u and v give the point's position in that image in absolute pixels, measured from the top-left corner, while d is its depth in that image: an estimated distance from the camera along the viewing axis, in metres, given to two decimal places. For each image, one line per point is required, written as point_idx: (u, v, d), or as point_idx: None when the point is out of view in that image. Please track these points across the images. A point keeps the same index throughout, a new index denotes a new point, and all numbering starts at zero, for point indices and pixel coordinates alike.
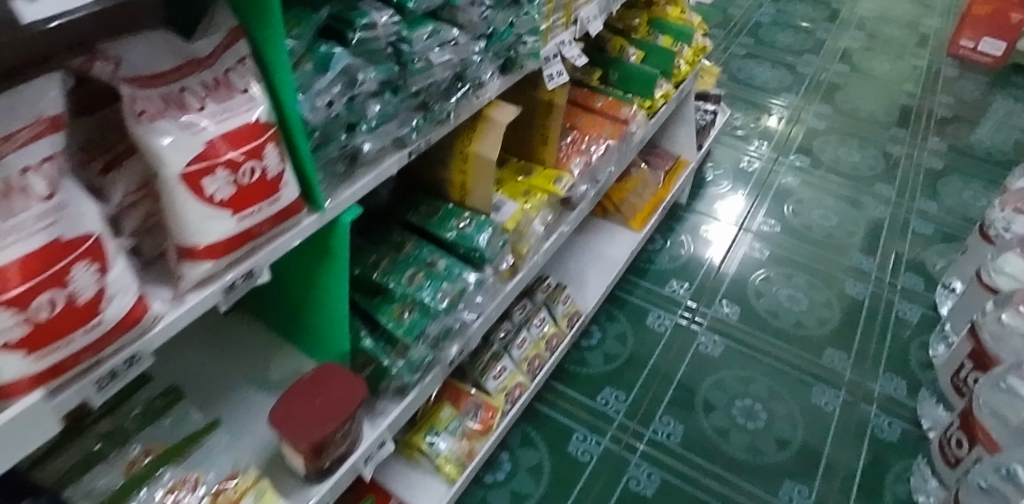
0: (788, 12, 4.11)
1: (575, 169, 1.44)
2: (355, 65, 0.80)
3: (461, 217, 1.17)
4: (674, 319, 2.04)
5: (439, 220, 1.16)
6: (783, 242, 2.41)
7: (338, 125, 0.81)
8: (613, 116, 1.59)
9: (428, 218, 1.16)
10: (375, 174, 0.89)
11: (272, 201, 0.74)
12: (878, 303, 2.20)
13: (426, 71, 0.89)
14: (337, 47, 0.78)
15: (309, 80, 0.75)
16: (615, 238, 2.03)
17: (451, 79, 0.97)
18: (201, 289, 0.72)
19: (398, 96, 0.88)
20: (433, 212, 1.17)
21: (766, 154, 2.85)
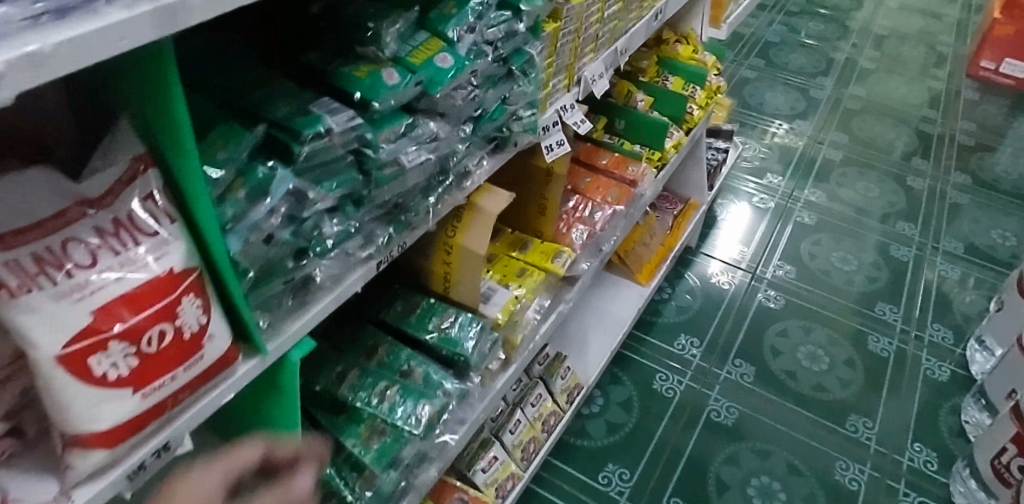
0: (800, 30, 3.93)
1: (575, 243, 1.29)
2: (305, 183, 0.65)
3: (444, 315, 1.02)
4: (682, 382, 1.88)
5: (417, 319, 1.01)
6: (800, 289, 2.22)
7: (283, 254, 0.65)
8: (619, 175, 1.44)
9: (406, 318, 1.01)
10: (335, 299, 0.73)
11: (190, 363, 0.59)
12: (904, 361, 2.03)
13: (397, 177, 0.74)
14: (278, 166, 0.62)
15: (241, 212, 0.59)
16: (619, 294, 1.88)
17: (431, 174, 0.83)
18: (96, 480, 0.57)
19: (361, 208, 0.73)
20: (411, 309, 1.03)
21: (780, 188, 2.68)
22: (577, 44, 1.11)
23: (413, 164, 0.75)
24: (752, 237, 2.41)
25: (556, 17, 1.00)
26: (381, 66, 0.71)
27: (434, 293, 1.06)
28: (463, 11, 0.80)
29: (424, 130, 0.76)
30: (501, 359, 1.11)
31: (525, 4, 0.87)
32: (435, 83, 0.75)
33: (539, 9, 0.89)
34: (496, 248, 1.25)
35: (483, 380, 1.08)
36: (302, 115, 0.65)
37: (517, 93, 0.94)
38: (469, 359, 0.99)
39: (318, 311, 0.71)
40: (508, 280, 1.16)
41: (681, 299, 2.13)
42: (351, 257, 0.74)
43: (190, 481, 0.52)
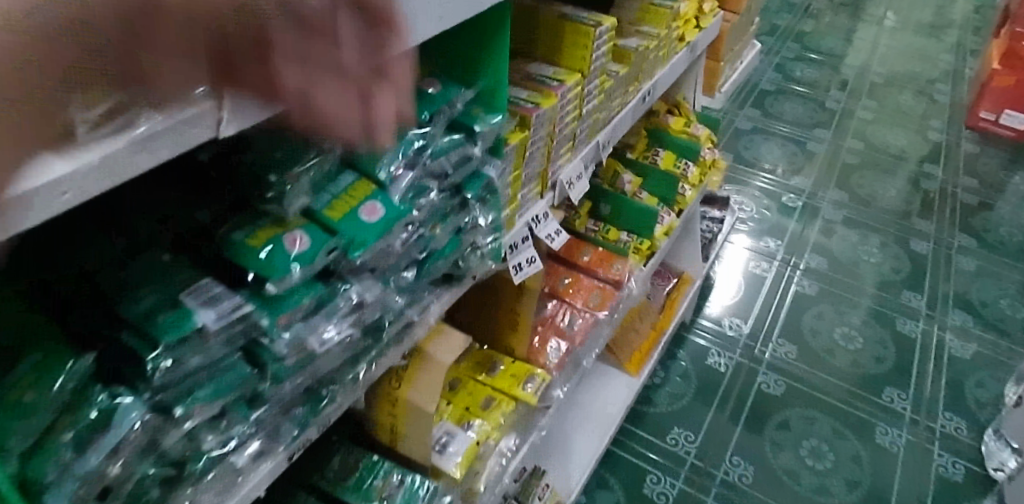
0: (796, 78, 3.78)
1: (551, 361, 1.14)
2: (168, 401, 0.49)
3: (388, 476, 0.86)
4: (675, 485, 1.72)
5: (355, 483, 0.85)
6: (801, 372, 2.06)
7: (146, 490, 0.50)
8: (602, 275, 1.28)
9: (342, 483, 0.85)
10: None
11: None
12: (914, 457, 1.87)
13: (304, 366, 0.58)
14: (127, 395, 0.47)
15: (65, 466, 0.43)
16: (607, 387, 1.71)
17: (362, 339, 0.67)
18: None
19: (252, 410, 0.56)
20: (349, 470, 0.86)
21: (778, 254, 2.52)
22: (550, 147, 0.96)
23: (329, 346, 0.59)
24: (749, 310, 2.25)
25: (524, 126, 0.86)
26: (284, 229, 0.56)
27: (381, 444, 0.90)
28: (400, 144, 0.65)
29: (347, 299, 0.61)
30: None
31: (479, 125, 0.73)
32: (357, 246, 0.59)
33: (496, 128, 0.75)
34: (461, 370, 1.09)
35: None
36: (167, 309, 0.49)
37: (473, 222, 0.79)
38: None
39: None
40: (470, 417, 1.00)
41: (674, 384, 1.97)
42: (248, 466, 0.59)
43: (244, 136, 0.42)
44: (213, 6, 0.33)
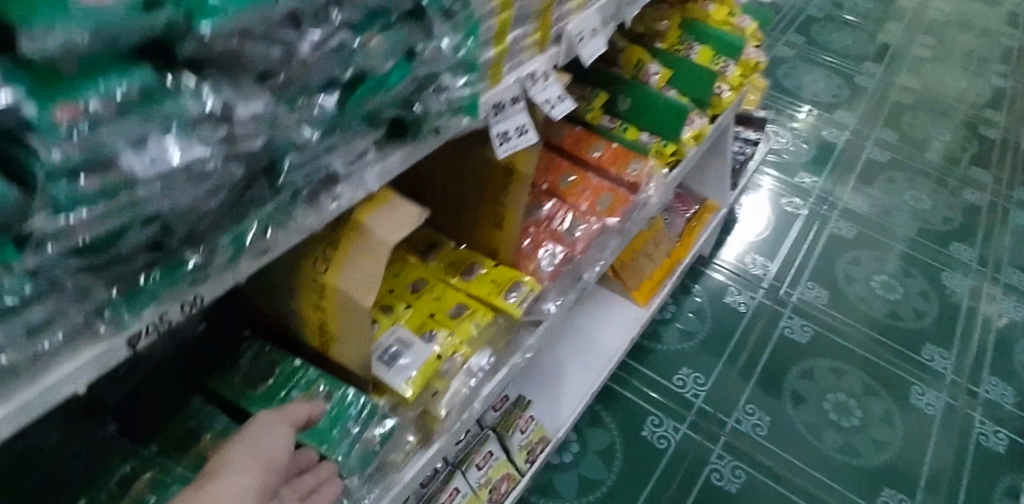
0: (848, 4, 3.39)
1: (544, 264, 0.93)
2: None
3: (310, 388, 0.67)
4: (678, 429, 1.53)
5: (267, 391, 0.67)
6: (830, 320, 1.84)
7: None
8: (616, 176, 1.05)
9: (250, 393, 0.67)
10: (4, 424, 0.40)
11: None
12: (951, 423, 1.68)
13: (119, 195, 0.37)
14: None
15: None
16: (608, 317, 1.50)
17: (242, 181, 0.46)
18: None
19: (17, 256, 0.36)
20: (262, 376, 0.68)
21: (815, 191, 2.25)
22: None
23: (168, 178, 0.39)
24: (777, 249, 2.01)
25: None
26: None
27: (311, 348, 0.70)
28: None
29: (198, 103, 0.40)
30: (410, 443, 0.76)
31: None
32: (208, 9, 0.38)
33: None
34: (431, 271, 0.89)
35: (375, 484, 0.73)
36: None
37: (434, 46, 0.56)
38: (342, 466, 0.65)
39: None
40: (433, 327, 0.80)
41: (686, 321, 1.75)
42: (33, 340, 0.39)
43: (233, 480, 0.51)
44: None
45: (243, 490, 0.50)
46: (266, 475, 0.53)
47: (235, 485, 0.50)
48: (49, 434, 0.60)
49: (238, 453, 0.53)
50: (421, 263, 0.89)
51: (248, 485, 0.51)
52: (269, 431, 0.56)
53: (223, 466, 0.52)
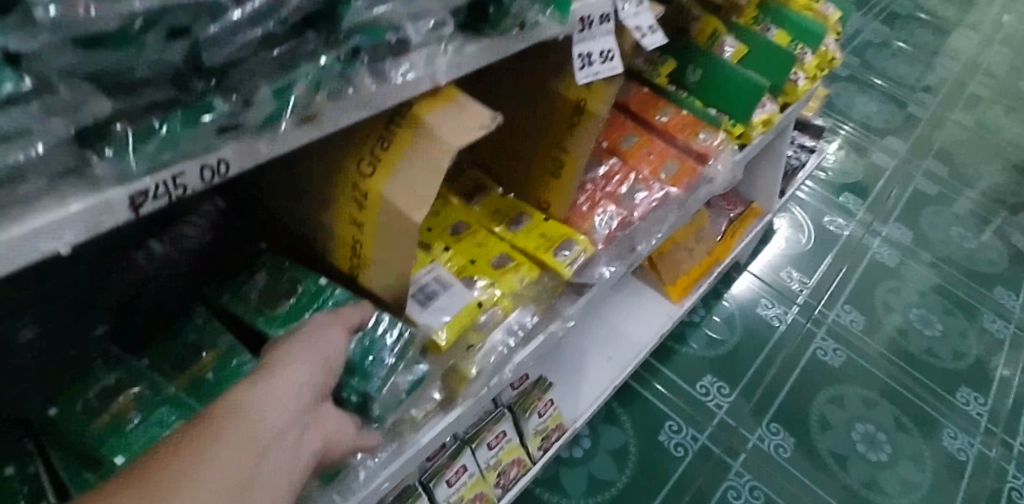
0: (908, 34, 3.27)
1: (597, 229, 0.82)
2: None
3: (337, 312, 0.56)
4: (697, 439, 1.45)
5: (288, 313, 0.57)
6: (865, 346, 1.73)
7: None
8: (683, 144, 0.95)
9: (270, 310, 0.57)
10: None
11: None
12: (985, 470, 1.56)
13: None
14: None
15: None
16: (639, 310, 1.40)
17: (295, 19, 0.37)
18: None
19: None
20: (283, 294, 0.58)
21: (859, 215, 2.14)
22: None
23: None
24: (815, 266, 1.89)
25: None
26: None
27: (339, 272, 0.60)
28: None
29: None
30: (433, 401, 0.66)
31: None
32: None
33: None
34: (475, 215, 0.79)
35: (391, 439, 0.65)
36: None
37: None
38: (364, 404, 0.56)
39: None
40: (474, 275, 0.71)
41: (715, 328, 1.65)
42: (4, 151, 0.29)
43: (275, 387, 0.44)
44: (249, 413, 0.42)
45: (300, 393, 0.45)
46: (321, 380, 0.48)
47: (291, 386, 0.45)
48: (24, 328, 0.49)
49: (292, 355, 0.47)
50: (463, 206, 0.80)
51: (298, 392, 0.45)
52: (326, 332, 0.50)
53: (278, 363, 0.46)
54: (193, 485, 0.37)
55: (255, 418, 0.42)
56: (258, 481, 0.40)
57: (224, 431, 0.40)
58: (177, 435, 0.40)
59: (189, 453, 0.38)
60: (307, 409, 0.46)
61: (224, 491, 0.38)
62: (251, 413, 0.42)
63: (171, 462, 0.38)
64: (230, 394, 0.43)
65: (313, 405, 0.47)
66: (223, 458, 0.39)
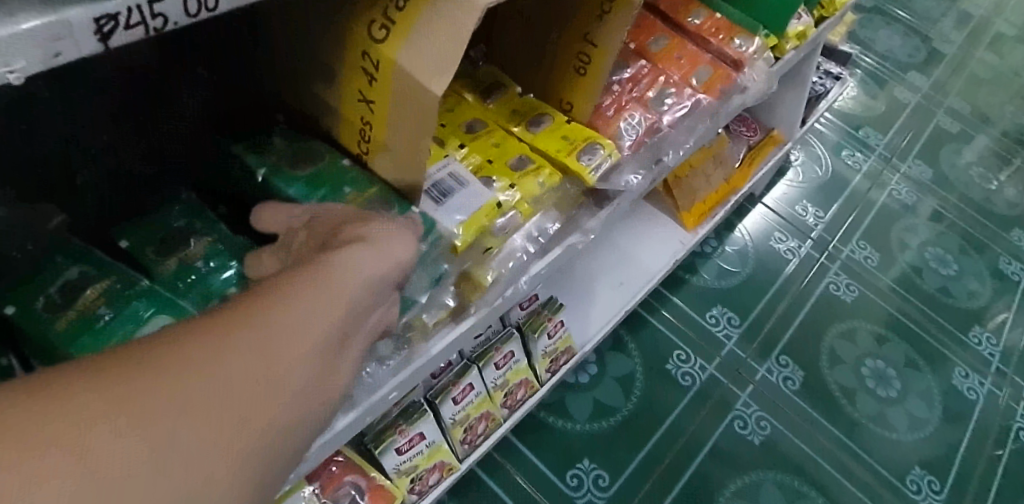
0: None
1: (624, 134, 0.76)
2: None
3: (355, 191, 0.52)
4: (705, 369, 1.42)
5: (311, 179, 0.53)
6: (879, 282, 1.69)
7: None
8: (716, 49, 0.87)
9: (291, 171, 0.53)
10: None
11: None
12: (992, 410, 1.53)
13: None
14: None
15: None
16: (653, 235, 1.35)
17: None
18: None
19: None
20: (306, 159, 0.54)
21: (879, 150, 2.05)
22: None
23: None
24: (832, 201, 1.83)
25: None
26: None
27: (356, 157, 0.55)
28: None
29: None
30: (446, 309, 0.62)
31: None
32: None
33: None
34: (490, 114, 0.73)
35: (400, 346, 0.61)
36: None
37: None
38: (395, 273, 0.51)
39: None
40: (491, 175, 0.65)
41: (727, 259, 1.61)
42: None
43: (349, 275, 0.40)
44: (329, 301, 0.38)
45: (368, 270, 0.41)
46: (386, 274, 0.43)
47: (358, 274, 0.40)
48: None
49: (359, 239, 0.43)
50: (479, 104, 0.74)
51: (366, 286, 0.40)
52: (392, 230, 0.45)
53: (352, 247, 0.42)
54: (243, 345, 0.33)
55: (322, 300, 0.37)
56: (309, 369, 0.36)
57: (286, 303, 0.36)
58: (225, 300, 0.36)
59: (243, 313, 0.35)
60: (367, 307, 0.41)
61: (273, 366, 0.34)
62: (319, 290, 0.38)
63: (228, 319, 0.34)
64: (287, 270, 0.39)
65: (374, 303, 0.42)
66: (280, 333, 0.35)
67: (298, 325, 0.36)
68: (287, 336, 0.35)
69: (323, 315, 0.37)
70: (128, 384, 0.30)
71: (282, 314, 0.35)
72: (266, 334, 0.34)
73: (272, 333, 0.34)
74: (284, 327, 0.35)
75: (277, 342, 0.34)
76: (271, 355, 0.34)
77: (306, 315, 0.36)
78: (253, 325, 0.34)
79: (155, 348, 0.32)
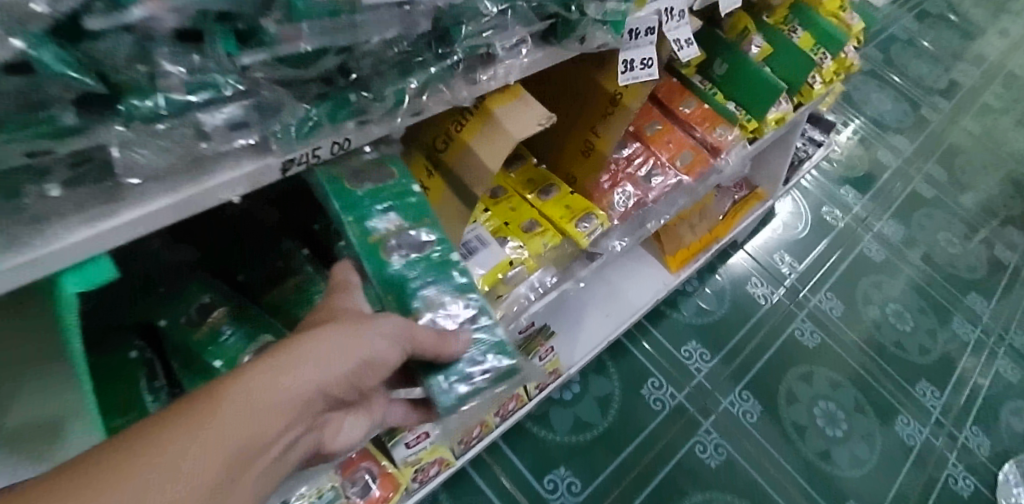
0: (942, 22, 3.23)
1: (616, 208, 0.94)
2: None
3: (441, 282, 0.61)
4: (675, 397, 1.60)
5: (409, 271, 0.59)
6: (839, 330, 1.87)
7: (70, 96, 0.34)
8: (700, 136, 1.06)
9: (382, 260, 0.59)
10: (166, 215, 0.42)
11: None
12: (927, 457, 1.71)
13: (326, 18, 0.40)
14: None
15: None
16: (640, 274, 1.53)
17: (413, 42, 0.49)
18: None
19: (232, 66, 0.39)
20: (413, 244, 0.60)
21: (856, 208, 2.23)
22: None
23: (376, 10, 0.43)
24: (807, 253, 2.01)
25: None
26: None
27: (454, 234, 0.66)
28: None
29: None
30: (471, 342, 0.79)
31: None
32: None
33: None
34: (509, 181, 0.90)
35: None
36: None
37: None
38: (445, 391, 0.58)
39: (106, 232, 0.40)
40: (507, 235, 0.83)
41: (706, 299, 1.79)
42: (230, 136, 0.42)
43: (299, 381, 0.49)
44: (279, 408, 0.48)
45: (318, 379, 0.50)
46: (343, 375, 0.51)
47: (311, 379, 0.49)
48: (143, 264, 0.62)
49: (326, 340, 0.51)
50: (503, 172, 0.91)
51: (317, 388, 0.50)
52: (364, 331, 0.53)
53: (315, 352, 0.50)
54: (213, 442, 0.44)
55: (275, 404, 0.47)
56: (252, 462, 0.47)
57: (242, 409, 0.46)
58: (184, 398, 0.46)
59: (207, 417, 0.45)
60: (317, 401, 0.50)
61: (225, 466, 0.45)
62: (272, 396, 0.47)
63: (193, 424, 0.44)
64: (240, 374, 0.47)
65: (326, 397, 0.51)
66: (233, 438, 0.45)
67: (246, 431, 0.46)
68: (238, 440, 0.45)
69: (272, 420, 0.47)
70: (113, 475, 0.41)
71: (238, 421, 0.46)
72: (221, 441, 0.45)
73: (225, 441, 0.45)
74: (238, 434, 0.45)
75: (228, 447, 0.45)
76: (224, 456, 0.45)
77: (258, 420, 0.46)
78: (212, 431, 0.44)
79: (134, 444, 0.42)
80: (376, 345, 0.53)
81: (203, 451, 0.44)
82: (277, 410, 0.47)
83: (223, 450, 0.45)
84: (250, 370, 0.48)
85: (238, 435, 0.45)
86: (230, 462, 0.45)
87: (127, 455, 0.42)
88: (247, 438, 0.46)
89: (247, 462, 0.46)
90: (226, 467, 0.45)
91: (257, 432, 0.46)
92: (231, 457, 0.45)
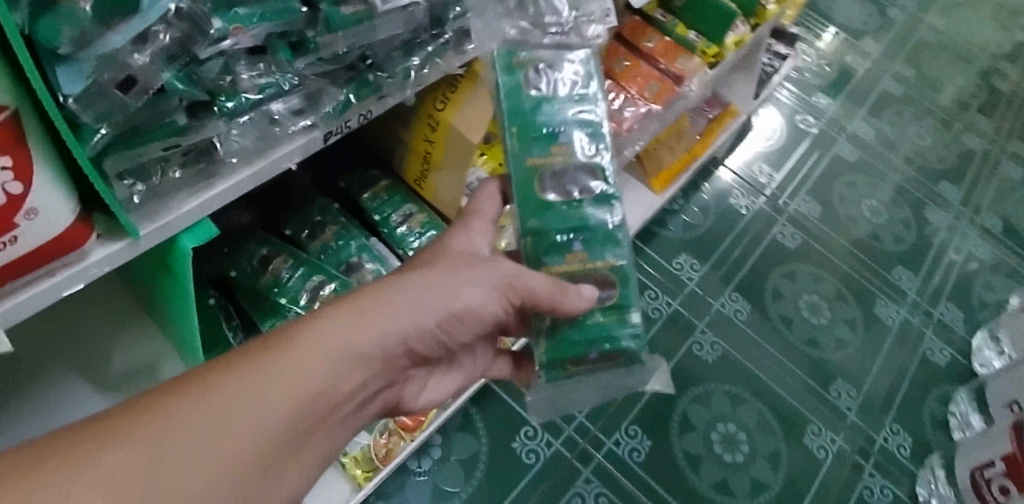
0: None
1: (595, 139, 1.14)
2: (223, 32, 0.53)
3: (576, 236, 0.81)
4: (670, 304, 1.77)
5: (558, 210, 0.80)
6: (818, 230, 2.02)
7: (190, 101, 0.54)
8: (665, 66, 1.18)
9: (536, 191, 0.80)
10: (247, 183, 0.63)
11: (71, 256, 0.52)
12: (907, 336, 1.88)
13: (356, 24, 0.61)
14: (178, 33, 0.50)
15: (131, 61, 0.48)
16: (627, 199, 1.67)
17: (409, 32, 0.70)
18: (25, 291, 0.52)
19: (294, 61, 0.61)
20: (564, 193, 0.81)
21: (829, 113, 2.35)
22: None
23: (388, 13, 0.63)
24: (784, 161, 2.14)
25: None
26: None
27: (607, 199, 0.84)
28: None
29: None
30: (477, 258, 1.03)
31: None
32: None
33: None
34: None
35: None
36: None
37: None
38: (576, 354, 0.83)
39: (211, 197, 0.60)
40: None
41: (692, 215, 1.93)
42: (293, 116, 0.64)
43: (335, 343, 0.64)
44: (318, 362, 0.62)
45: (359, 342, 0.65)
46: (379, 340, 0.67)
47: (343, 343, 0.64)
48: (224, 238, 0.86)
49: (365, 313, 0.67)
50: None
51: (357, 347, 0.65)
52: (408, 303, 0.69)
53: (361, 322, 0.66)
54: (264, 390, 0.58)
55: (317, 363, 0.62)
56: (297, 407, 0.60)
57: (289, 364, 0.61)
58: (244, 357, 0.60)
59: (257, 368, 0.59)
60: (353, 361, 0.65)
61: (272, 409, 0.58)
62: (317, 355, 0.62)
63: (247, 373, 0.59)
64: (290, 339, 0.62)
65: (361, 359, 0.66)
66: (279, 386, 0.59)
67: (288, 381, 0.60)
68: (281, 388, 0.59)
69: (314, 372, 0.62)
70: (181, 410, 0.55)
71: (280, 370, 0.60)
72: (271, 387, 0.59)
73: (271, 390, 0.59)
74: (289, 386, 0.60)
75: (271, 392, 0.59)
76: (272, 400, 0.59)
77: (300, 373, 0.61)
78: (262, 381, 0.59)
79: (195, 387, 0.56)
80: (420, 318, 0.70)
81: (255, 395, 0.58)
82: (318, 363, 0.62)
83: (271, 397, 0.59)
84: (301, 334, 0.63)
85: (283, 384, 0.60)
86: (278, 406, 0.59)
87: (180, 399, 0.55)
88: (291, 389, 0.60)
89: (293, 407, 0.60)
90: (269, 408, 0.58)
91: (304, 384, 0.61)
92: (276, 400, 0.59)
